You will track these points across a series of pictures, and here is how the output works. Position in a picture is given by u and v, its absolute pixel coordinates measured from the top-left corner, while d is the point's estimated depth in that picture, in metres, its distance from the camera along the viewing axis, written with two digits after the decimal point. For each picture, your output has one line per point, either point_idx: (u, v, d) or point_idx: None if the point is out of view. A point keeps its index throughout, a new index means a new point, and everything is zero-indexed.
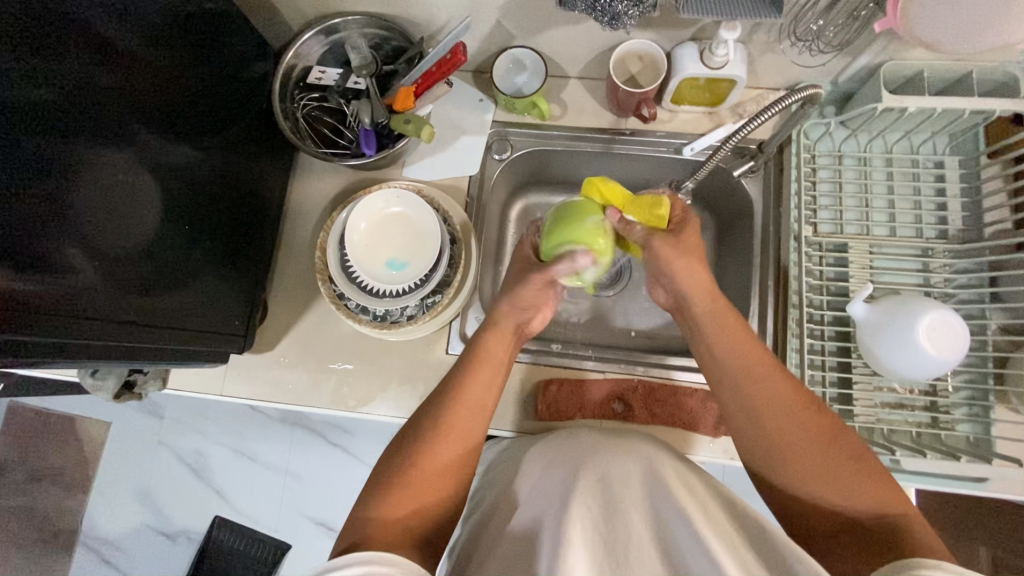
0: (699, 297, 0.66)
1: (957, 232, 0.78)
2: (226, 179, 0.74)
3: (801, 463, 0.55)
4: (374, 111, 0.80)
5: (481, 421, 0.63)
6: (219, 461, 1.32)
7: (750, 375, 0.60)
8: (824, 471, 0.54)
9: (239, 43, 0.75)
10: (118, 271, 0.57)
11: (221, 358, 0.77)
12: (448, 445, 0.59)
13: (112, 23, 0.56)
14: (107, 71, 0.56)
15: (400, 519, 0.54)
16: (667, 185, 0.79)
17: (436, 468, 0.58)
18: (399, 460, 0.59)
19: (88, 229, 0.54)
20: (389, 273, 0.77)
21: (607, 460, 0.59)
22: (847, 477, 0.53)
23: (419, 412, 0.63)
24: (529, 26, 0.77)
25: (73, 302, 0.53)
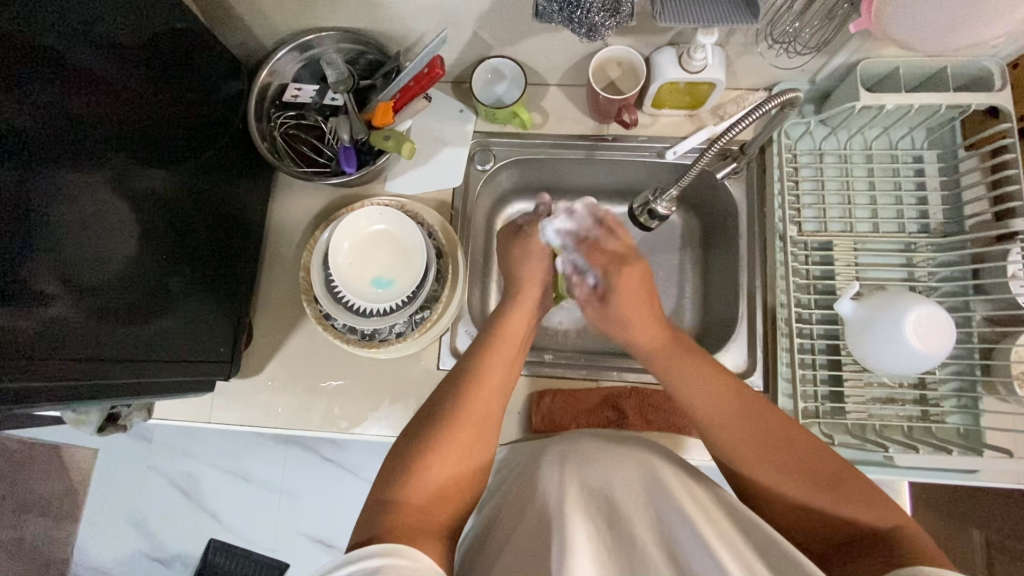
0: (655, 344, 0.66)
1: (938, 226, 0.79)
2: (204, 203, 0.72)
3: (775, 475, 0.55)
4: (352, 127, 0.78)
5: (482, 436, 0.61)
6: (211, 482, 1.29)
7: (713, 407, 0.59)
8: (794, 476, 0.54)
9: (207, 64, 0.74)
10: (98, 303, 0.56)
11: (207, 386, 0.76)
12: (450, 461, 0.57)
13: (76, 44, 0.54)
14: (75, 94, 0.54)
15: (411, 513, 0.53)
16: (651, 193, 0.79)
17: (454, 454, 0.57)
18: (411, 448, 0.58)
19: (68, 263, 0.53)
20: (373, 291, 0.75)
21: (605, 466, 0.58)
22: (827, 478, 0.52)
23: (434, 399, 0.62)
24: (506, 36, 0.77)
25: (53, 340, 0.52)
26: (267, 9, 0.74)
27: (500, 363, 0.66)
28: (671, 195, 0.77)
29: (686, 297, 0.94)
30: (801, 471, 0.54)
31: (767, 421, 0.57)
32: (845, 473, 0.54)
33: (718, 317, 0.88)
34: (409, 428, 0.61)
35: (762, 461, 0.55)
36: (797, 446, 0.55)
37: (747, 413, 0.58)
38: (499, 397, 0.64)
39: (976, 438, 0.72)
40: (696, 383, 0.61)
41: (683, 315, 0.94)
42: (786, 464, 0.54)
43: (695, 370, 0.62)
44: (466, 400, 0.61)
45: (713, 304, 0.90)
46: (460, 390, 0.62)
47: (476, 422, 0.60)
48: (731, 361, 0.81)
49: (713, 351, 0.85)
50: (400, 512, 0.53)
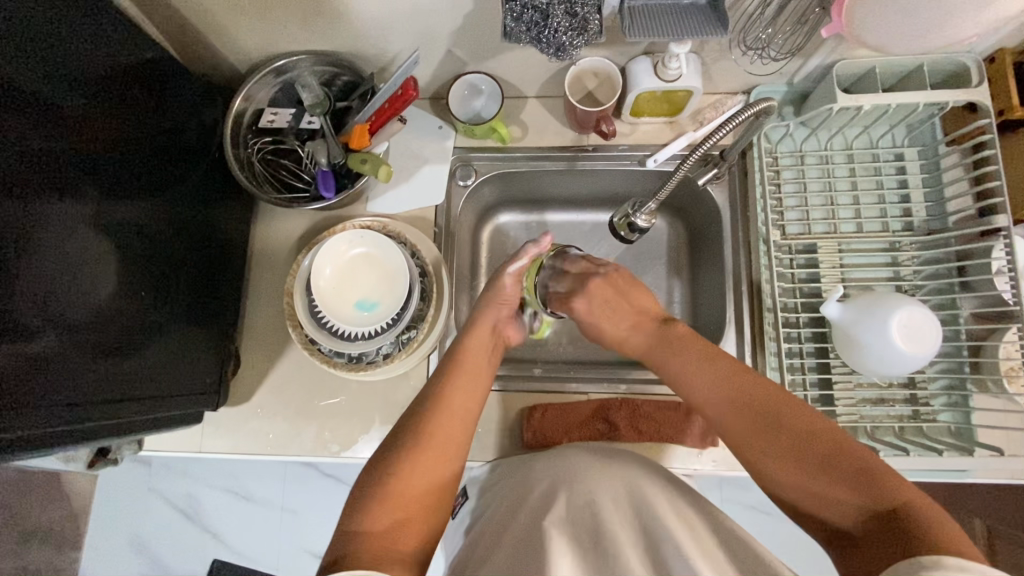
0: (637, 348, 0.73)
1: (922, 223, 0.79)
2: (183, 233, 0.72)
3: (774, 453, 0.54)
4: (329, 151, 0.78)
5: (453, 448, 0.62)
6: (212, 502, 1.29)
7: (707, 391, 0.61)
8: (815, 484, 0.51)
9: (183, 93, 0.73)
10: (78, 341, 0.55)
11: (194, 418, 0.75)
12: (419, 475, 0.58)
13: (43, 79, 0.53)
14: (45, 132, 0.53)
15: (381, 539, 0.53)
16: (631, 206, 0.78)
17: (422, 466, 0.59)
18: (378, 474, 0.58)
19: (45, 303, 0.52)
20: (357, 315, 0.75)
21: (593, 483, 0.58)
22: (835, 460, 0.51)
23: (401, 425, 0.63)
24: (480, 52, 0.76)
25: (41, 386, 0.51)
26: (239, 35, 0.74)
27: (464, 386, 0.67)
28: (650, 208, 0.76)
29: (675, 302, 0.94)
30: (806, 449, 0.52)
31: (760, 398, 0.58)
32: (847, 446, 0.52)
33: (707, 322, 0.88)
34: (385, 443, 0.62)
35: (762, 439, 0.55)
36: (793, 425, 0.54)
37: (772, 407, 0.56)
38: (469, 418, 0.66)
39: (968, 436, 0.71)
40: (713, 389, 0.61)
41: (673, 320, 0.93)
42: (789, 442, 0.53)
43: (703, 374, 0.62)
44: (432, 421, 0.63)
45: (701, 308, 0.90)
46: (426, 411, 0.64)
47: (444, 436, 0.62)
48: None
49: None
50: (372, 533, 0.53)
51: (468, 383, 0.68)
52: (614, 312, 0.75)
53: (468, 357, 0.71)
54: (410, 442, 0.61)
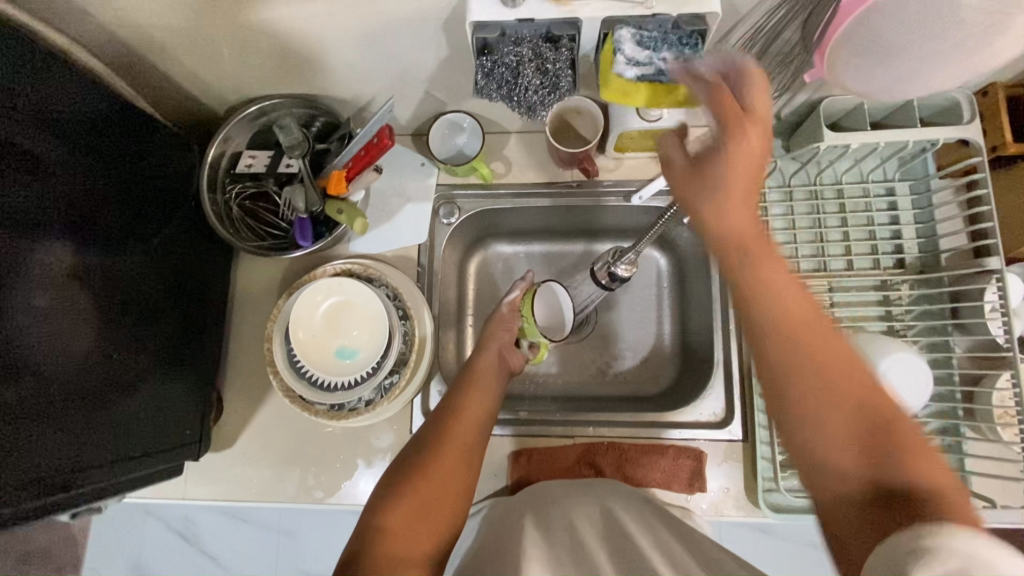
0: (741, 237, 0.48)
1: (914, 260, 0.77)
2: (165, 282, 0.71)
3: (814, 395, 0.46)
4: (307, 198, 0.77)
5: (470, 453, 0.68)
6: (209, 526, 1.29)
7: (785, 297, 0.48)
8: (835, 433, 0.45)
9: (161, 139, 0.72)
10: (53, 401, 0.55)
11: (177, 469, 0.74)
12: (434, 479, 0.64)
13: (12, 141, 0.52)
14: (13, 193, 0.52)
15: (396, 537, 0.57)
16: (612, 254, 0.77)
17: (440, 471, 0.65)
18: (400, 478, 0.64)
19: (19, 361, 0.52)
20: (338, 363, 0.73)
21: (569, 511, 0.65)
22: (878, 446, 0.44)
23: (422, 434, 0.70)
24: (459, 92, 0.75)
25: (16, 454, 0.51)
26: (213, 81, 0.73)
27: (478, 400, 0.73)
28: (630, 259, 0.74)
29: (664, 335, 0.93)
30: (858, 428, 0.45)
31: (813, 321, 0.47)
32: (913, 446, 0.43)
33: (696, 358, 0.87)
34: (405, 452, 0.68)
35: (807, 370, 0.46)
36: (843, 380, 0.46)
37: (841, 361, 0.47)
38: (479, 428, 0.71)
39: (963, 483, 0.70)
40: (771, 316, 0.47)
41: (662, 355, 0.92)
42: (841, 407, 0.45)
43: (777, 305, 0.48)
44: (449, 428, 0.69)
45: (691, 344, 0.88)
46: (441, 424, 0.70)
47: (459, 442, 0.68)
48: (708, 409, 0.79)
49: (692, 395, 0.84)
50: (385, 535, 0.57)
51: (482, 390, 0.74)
52: (753, 189, 0.47)
53: (482, 373, 0.76)
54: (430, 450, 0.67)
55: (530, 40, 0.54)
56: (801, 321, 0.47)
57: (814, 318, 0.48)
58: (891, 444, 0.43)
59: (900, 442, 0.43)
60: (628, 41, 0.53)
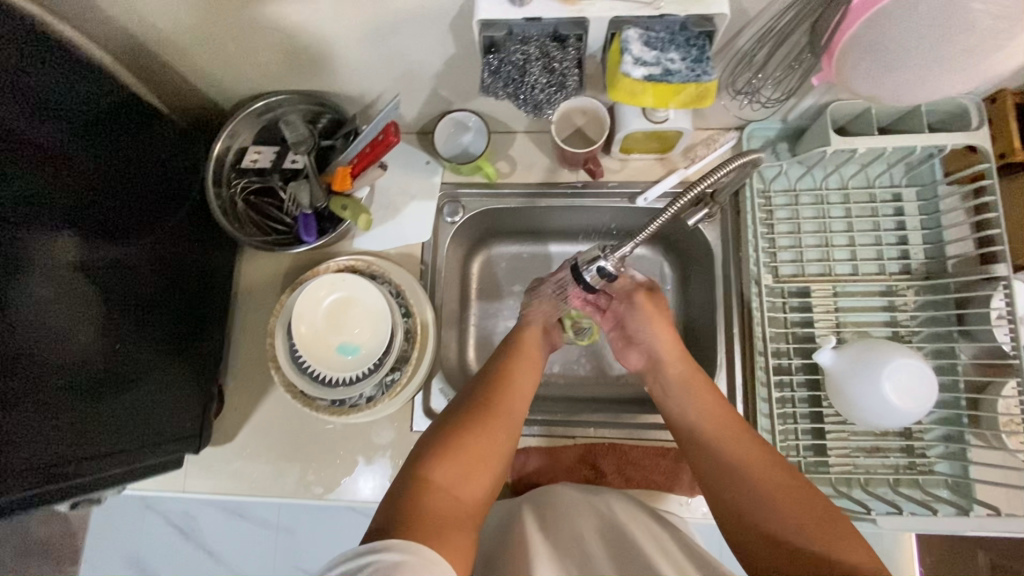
0: (672, 354, 0.71)
1: (920, 266, 0.77)
2: (167, 275, 0.72)
3: (734, 453, 0.60)
4: (312, 194, 0.77)
5: (518, 418, 0.67)
6: (209, 522, 1.27)
7: (711, 426, 0.63)
8: (776, 490, 0.55)
9: (167, 134, 0.72)
10: (55, 389, 0.55)
11: (176, 462, 0.75)
12: (485, 437, 0.62)
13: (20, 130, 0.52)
14: (22, 182, 0.53)
15: (443, 489, 0.56)
16: (600, 245, 0.64)
17: (490, 433, 0.63)
18: (445, 430, 0.62)
19: (23, 349, 0.52)
20: (340, 359, 0.73)
21: (578, 513, 0.66)
22: (809, 520, 0.52)
23: (466, 395, 0.68)
24: (465, 91, 0.75)
25: (21, 438, 0.52)
26: (221, 76, 0.73)
27: (526, 372, 0.72)
28: (625, 253, 0.62)
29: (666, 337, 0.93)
30: (800, 521, 0.52)
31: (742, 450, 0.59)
32: (833, 516, 0.53)
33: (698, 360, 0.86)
34: (449, 409, 0.67)
35: (732, 479, 0.58)
36: (758, 465, 0.57)
37: (765, 468, 0.57)
38: (526, 396, 0.69)
39: (965, 490, 0.69)
40: (704, 418, 0.64)
41: None
42: (746, 442, 0.60)
43: (701, 405, 0.66)
44: (499, 392, 0.67)
45: (693, 346, 0.88)
46: (491, 390, 0.68)
47: (508, 407, 0.66)
48: None
49: None
50: (431, 486, 0.56)
51: (529, 363, 0.73)
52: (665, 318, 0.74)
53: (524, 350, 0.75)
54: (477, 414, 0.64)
55: (537, 39, 0.54)
56: (752, 453, 0.59)
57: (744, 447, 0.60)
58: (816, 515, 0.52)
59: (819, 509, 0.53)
60: (636, 41, 0.53)
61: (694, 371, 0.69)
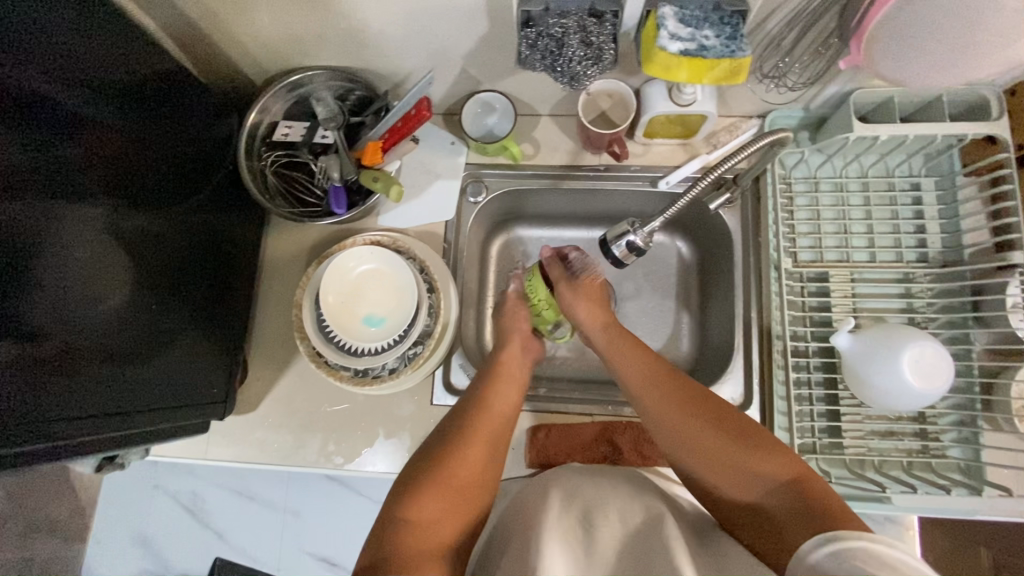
0: (598, 321, 0.77)
1: (936, 255, 0.78)
2: (198, 244, 0.73)
3: (661, 404, 0.64)
4: (343, 167, 0.78)
5: (497, 441, 0.67)
6: (214, 501, 1.18)
7: (637, 380, 0.67)
8: (732, 475, 0.56)
9: (197, 103, 0.73)
10: (95, 349, 0.57)
11: (201, 427, 0.76)
12: (463, 465, 0.62)
13: (67, 94, 0.54)
14: (57, 143, 0.53)
15: (422, 526, 0.55)
16: (630, 219, 0.68)
17: (469, 461, 0.62)
18: (425, 462, 0.62)
19: (65, 309, 0.54)
20: (365, 330, 0.76)
21: (599, 488, 0.61)
22: (737, 447, 0.56)
23: (445, 422, 0.68)
24: (494, 72, 0.77)
25: (62, 395, 0.53)
26: (257, 51, 0.75)
27: (503, 392, 0.72)
28: (653, 226, 0.67)
29: (683, 322, 0.94)
30: (725, 443, 0.57)
31: (667, 395, 0.64)
32: (758, 430, 0.58)
33: (715, 344, 0.87)
34: (429, 438, 0.66)
35: (666, 429, 0.62)
36: (684, 401, 0.63)
37: (687, 413, 0.61)
38: (506, 419, 0.69)
39: (978, 474, 0.70)
40: (643, 397, 0.66)
41: (680, 341, 0.93)
42: (671, 395, 0.64)
43: (628, 363, 0.70)
44: (475, 417, 0.67)
45: (710, 331, 0.89)
46: (469, 409, 0.69)
47: (487, 431, 0.66)
48: (727, 394, 0.80)
49: (710, 381, 0.84)
50: (412, 525, 0.55)
51: (507, 385, 0.73)
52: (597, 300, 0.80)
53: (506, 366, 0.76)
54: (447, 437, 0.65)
55: (575, 13, 0.56)
56: (682, 396, 0.63)
57: (674, 388, 0.64)
58: (742, 433, 0.57)
59: (749, 431, 0.58)
60: (671, 18, 0.54)
61: (626, 340, 0.74)
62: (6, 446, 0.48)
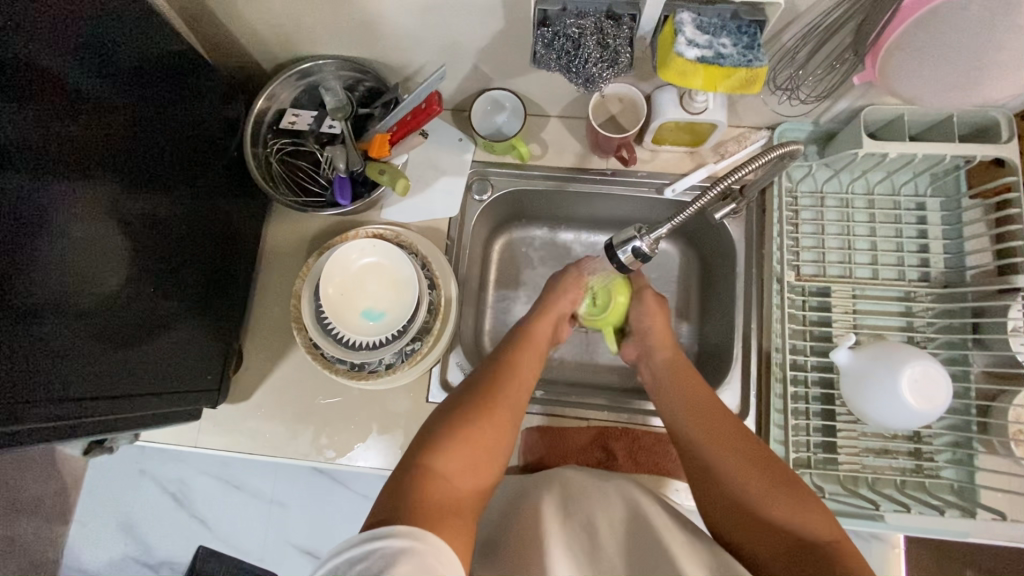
0: (663, 342, 0.76)
1: (939, 275, 0.78)
2: (198, 227, 0.72)
3: (717, 428, 0.63)
4: (349, 158, 0.78)
5: (522, 409, 0.65)
6: (197, 488, 1.14)
7: (689, 403, 0.67)
8: (772, 499, 0.56)
9: (205, 86, 0.72)
10: (91, 328, 0.56)
11: (192, 414, 0.75)
12: (489, 430, 0.60)
13: (72, 69, 0.53)
14: (59, 119, 0.52)
15: (443, 482, 0.54)
16: (637, 226, 0.67)
17: (494, 428, 0.61)
18: (451, 418, 0.60)
19: (63, 286, 0.52)
20: (363, 324, 0.75)
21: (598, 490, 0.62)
22: (778, 488, 0.56)
23: (475, 379, 0.66)
24: (506, 70, 0.76)
25: (56, 374, 0.52)
26: (267, 36, 0.74)
27: (533, 361, 0.70)
28: (659, 232, 0.66)
29: (682, 331, 0.93)
30: (766, 479, 0.57)
31: (722, 422, 0.64)
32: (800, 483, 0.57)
33: (714, 354, 0.87)
34: (455, 393, 0.64)
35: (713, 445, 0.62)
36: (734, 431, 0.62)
37: (734, 440, 0.61)
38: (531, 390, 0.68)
39: (971, 496, 0.70)
40: (690, 416, 0.65)
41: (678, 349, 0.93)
42: (726, 421, 0.63)
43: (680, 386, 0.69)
44: (505, 384, 0.65)
45: (710, 341, 0.89)
46: (498, 373, 0.66)
47: (514, 398, 0.65)
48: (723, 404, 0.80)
49: (707, 390, 0.84)
50: (432, 477, 0.54)
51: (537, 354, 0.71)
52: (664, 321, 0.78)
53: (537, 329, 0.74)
54: (476, 398, 0.63)
55: (593, 15, 0.56)
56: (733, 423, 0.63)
57: (724, 417, 0.64)
58: (784, 480, 0.57)
59: (790, 479, 0.58)
60: (689, 24, 0.54)
61: (693, 378, 0.71)
62: (3, 424, 0.48)
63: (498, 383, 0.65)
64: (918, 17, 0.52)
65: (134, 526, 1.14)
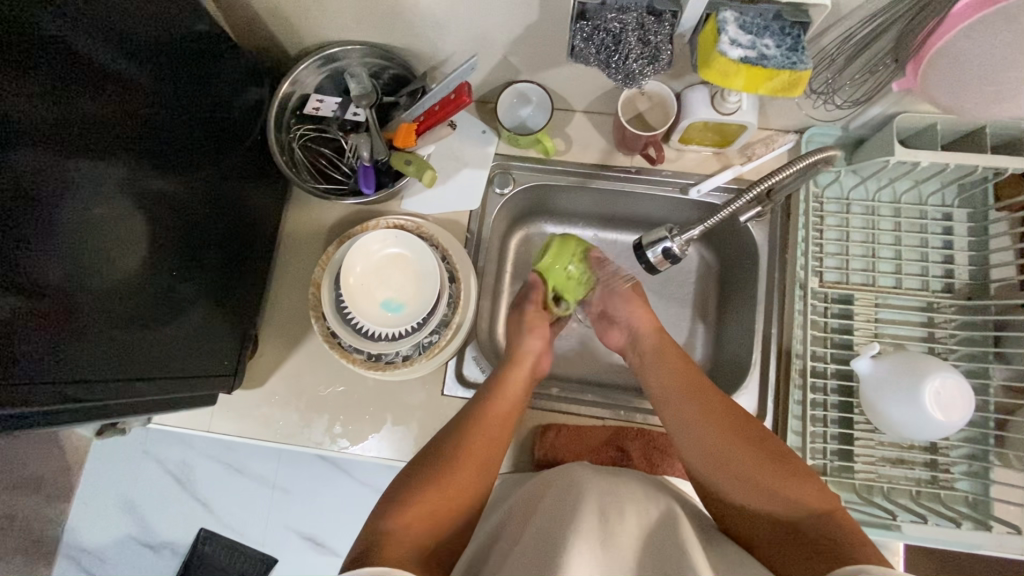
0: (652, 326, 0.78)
1: (962, 286, 0.77)
2: (218, 209, 0.71)
3: (687, 412, 0.66)
4: (373, 146, 0.78)
5: (491, 459, 0.66)
6: (202, 472, 1.13)
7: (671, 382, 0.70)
8: (759, 495, 0.58)
9: (227, 67, 0.71)
10: (109, 306, 0.55)
11: (208, 398, 0.75)
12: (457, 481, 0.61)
13: (95, 43, 0.52)
14: (82, 94, 0.51)
15: (400, 538, 0.55)
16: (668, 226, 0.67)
17: (460, 479, 0.62)
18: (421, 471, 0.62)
19: (80, 265, 0.52)
20: (384, 314, 0.75)
21: (615, 484, 0.61)
22: (762, 471, 0.58)
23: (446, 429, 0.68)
24: (536, 63, 0.75)
25: (74, 352, 0.52)
26: (296, 20, 0.73)
27: (505, 407, 0.70)
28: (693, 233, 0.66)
29: (698, 330, 0.93)
30: (755, 457, 0.60)
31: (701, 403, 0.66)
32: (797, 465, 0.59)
33: (730, 356, 0.87)
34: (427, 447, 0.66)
35: (688, 424, 0.65)
36: (721, 406, 0.65)
37: (720, 424, 0.64)
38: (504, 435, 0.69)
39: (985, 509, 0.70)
40: (669, 399, 0.69)
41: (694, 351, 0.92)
42: (699, 411, 0.66)
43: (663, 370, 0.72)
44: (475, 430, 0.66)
45: (727, 344, 0.88)
46: (467, 422, 0.67)
47: (482, 446, 0.66)
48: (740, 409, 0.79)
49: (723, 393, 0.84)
50: (390, 537, 0.55)
51: (513, 394, 0.72)
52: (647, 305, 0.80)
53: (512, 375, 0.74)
54: (445, 448, 0.64)
55: (634, 10, 0.55)
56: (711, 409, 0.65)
57: (709, 399, 0.67)
58: (774, 458, 0.59)
59: (784, 458, 0.60)
60: (731, 23, 0.53)
61: (676, 357, 0.73)
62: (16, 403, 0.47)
63: (465, 431, 0.66)
64: (962, 28, 0.50)
65: (138, 508, 1.13)
